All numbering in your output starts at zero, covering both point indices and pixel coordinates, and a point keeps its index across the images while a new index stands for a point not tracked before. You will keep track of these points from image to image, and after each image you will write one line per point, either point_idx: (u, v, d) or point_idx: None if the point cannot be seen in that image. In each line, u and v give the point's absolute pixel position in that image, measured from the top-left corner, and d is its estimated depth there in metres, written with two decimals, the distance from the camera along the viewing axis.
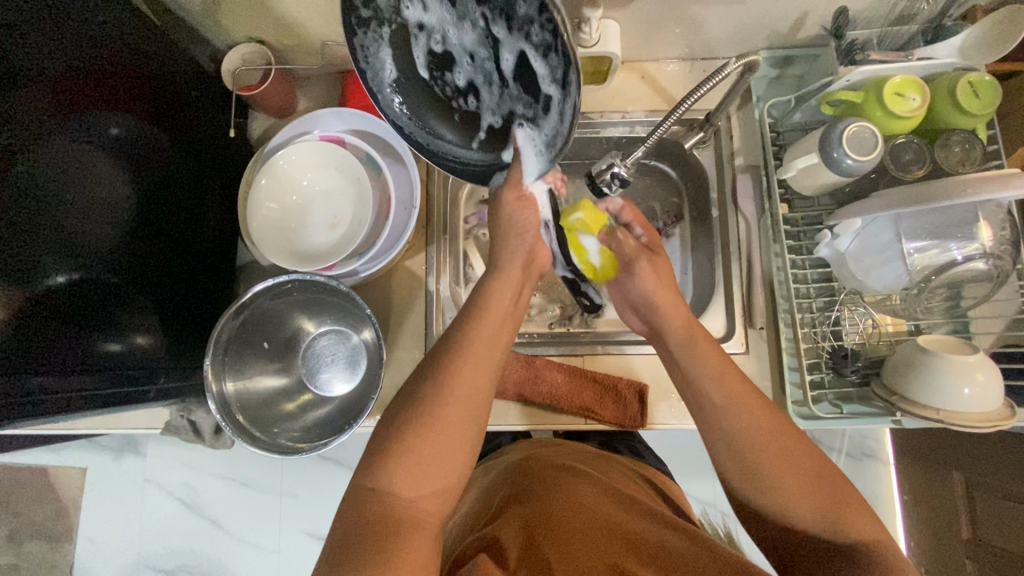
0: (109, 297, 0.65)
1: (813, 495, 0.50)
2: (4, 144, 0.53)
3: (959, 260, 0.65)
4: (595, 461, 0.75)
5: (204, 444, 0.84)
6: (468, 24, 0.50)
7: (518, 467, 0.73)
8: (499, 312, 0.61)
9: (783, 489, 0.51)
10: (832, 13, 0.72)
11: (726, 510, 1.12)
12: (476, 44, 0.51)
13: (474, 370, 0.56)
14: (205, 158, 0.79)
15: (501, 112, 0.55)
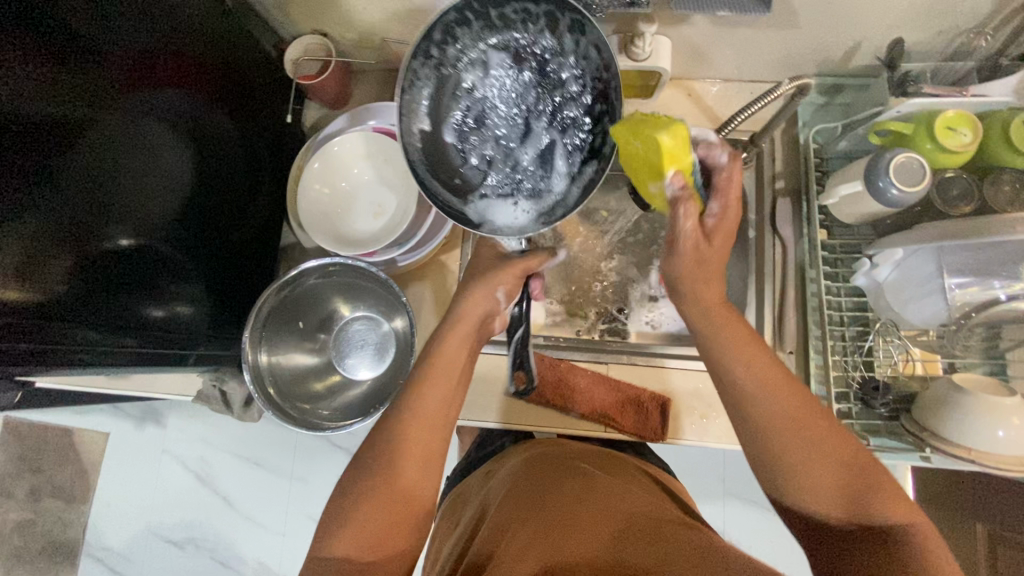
0: (161, 264, 0.69)
1: (842, 486, 0.48)
2: (82, 112, 0.57)
3: (1003, 299, 0.63)
4: (603, 461, 0.73)
5: (232, 416, 0.86)
6: (510, 104, 0.61)
7: (516, 473, 0.71)
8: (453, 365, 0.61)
9: (812, 483, 0.48)
10: (886, 43, 0.73)
11: (736, 538, 1.11)
12: (509, 125, 0.61)
13: (424, 425, 0.57)
14: (260, 141, 0.83)
15: (500, 186, 0.61)
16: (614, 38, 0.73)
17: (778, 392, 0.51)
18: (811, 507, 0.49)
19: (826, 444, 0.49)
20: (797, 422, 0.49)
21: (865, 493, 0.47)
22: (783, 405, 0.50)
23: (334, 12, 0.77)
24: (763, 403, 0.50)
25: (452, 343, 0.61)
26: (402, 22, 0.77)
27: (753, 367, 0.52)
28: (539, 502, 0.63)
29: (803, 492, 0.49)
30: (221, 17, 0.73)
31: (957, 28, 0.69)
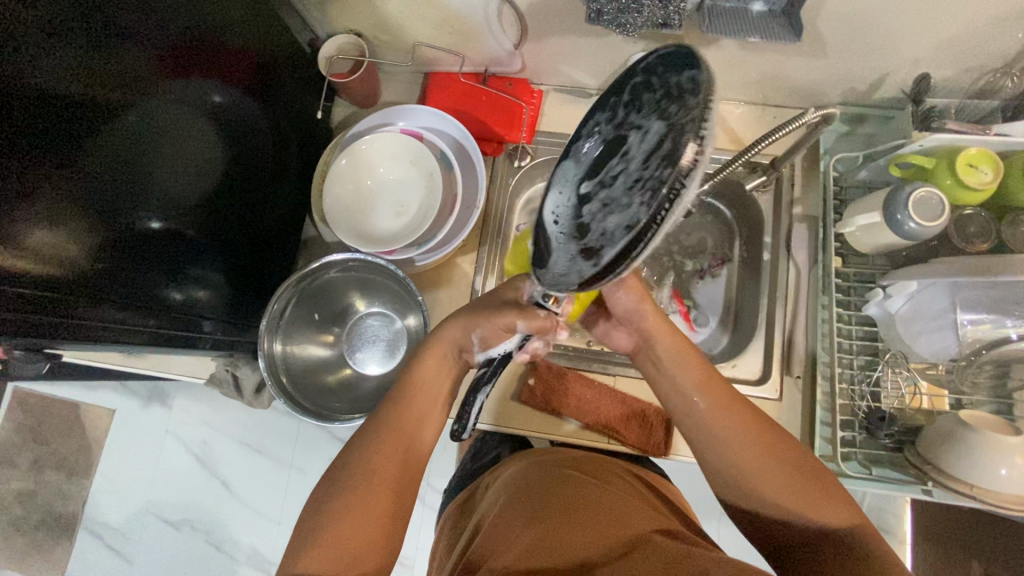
0: (184, 248, 0.70)
1: (795, 489, 0.52)
2: (126, 96, 0.59)
3: (1014, 338, 0.64)
4: (595, 466, 0.73)
5: (243, 401, 0.87)
6: (652, 143, 0.38)
7: (512, 482, 0.71)
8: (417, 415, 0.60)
9: (759, 486, 0.53)
10: (913, 77, 0.74)
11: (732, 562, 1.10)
12: (648, 150, 0.38)
13: (392, 455, 0.56)
14: (288, 133, 0.84)
15: (599, 238, 0.39)
16: None
17: (730, 408, 0.56)
18: (769, 505, 0.53)
19: (769, 442, 0.55)
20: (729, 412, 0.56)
21: (807, 488, 0.52)
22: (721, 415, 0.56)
23: (371, 14, 0.79)
24: (716, 423, 0.56)
25: (418, 395, 0.61)
26: (436, 28, 0.79)
27: (707, 390, 0.58)
28: (529, 513, 0.62)
29: (764, 494, 0.53)
30: (261, 12, 0.74)
31: (984, 67, 0.70)
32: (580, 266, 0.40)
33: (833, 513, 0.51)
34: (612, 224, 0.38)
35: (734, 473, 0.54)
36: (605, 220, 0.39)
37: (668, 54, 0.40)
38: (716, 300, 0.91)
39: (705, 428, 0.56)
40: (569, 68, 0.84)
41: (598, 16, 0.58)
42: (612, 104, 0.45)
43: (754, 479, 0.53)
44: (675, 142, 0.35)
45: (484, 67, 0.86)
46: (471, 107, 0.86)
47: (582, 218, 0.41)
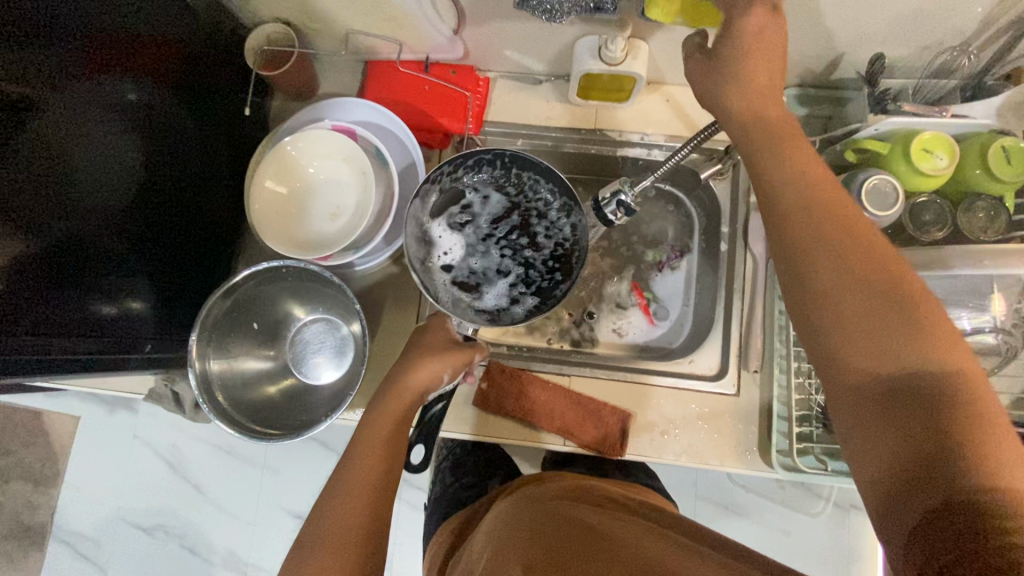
0: (108, 258, 0.65)
1: (910, 321, 0.39)
2: (20, 94, 0.55)
3: (968, 330, 0.60)
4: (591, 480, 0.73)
5: (184, 416, 0.82)
6: (496, 210, 0.76)
7: (517, 493, 0.72)
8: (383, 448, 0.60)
9: (850, 342, 0.40)
10: (868, 58, 0.70)
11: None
12: (491, 213, 0.75)
13: (383, 448, 0.59)
14: (221, 134, 0.79)
15: (483, 267, 0.75)
16: (589, 39, 0.71)
17: (858, 273, 0.41)
18: (872, 354, 0.40)
19: (914, 309, 0.40)
20: (886, 319, 0.39)
21: (957, 418, 0.36)
22: (868, 303, 0.40)
23: (297, 2, 0.73)
24: (853, 301, 0.41)
25: (382, 429, 0.61)
26: (368, 14, 0.73)
27: (826, 238, 0.43)
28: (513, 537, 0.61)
29: (854, 345, 0.40)
30: (174, 6, 0.69)
31: (941, 45, 0.67)
32: (462, 293, 0.73)
33: (976, 392, 0.37)
34: (476, 263, 0.75)
35: (865, 372, 0.40)
36: (468, 261, 0.75)
37: (520, 157, 0.70)
38: (676, 293, 0.88)
39: (840, 285, 0.41)
40: (515, 53, 0.79)
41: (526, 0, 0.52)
42: (447, 166, 0.69)
43: (913, 396, 0.37)
44: (543, 231, 0.74)
45: (425, 55, 0.81)
46: (410, 96, 0.80)
47: (452, 259, 0.75)
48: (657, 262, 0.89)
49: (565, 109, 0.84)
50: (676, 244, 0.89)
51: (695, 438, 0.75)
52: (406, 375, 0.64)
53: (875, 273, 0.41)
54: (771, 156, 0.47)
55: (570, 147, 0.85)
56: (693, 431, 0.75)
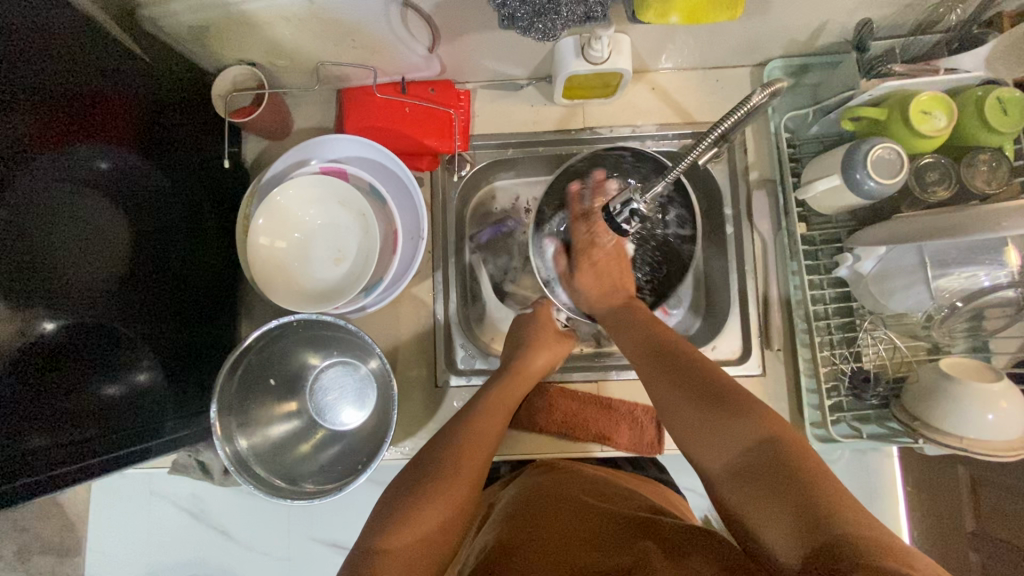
0: (107, 337, 0.62)
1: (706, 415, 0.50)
2: None
3: (986, 286, 0.63)
4: (601, 481, 0.69)
5: (214, 483, 0.80)
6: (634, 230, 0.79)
7: (516, 500, 0.66)
8: (495, 429, 0.62)
9: (685, 429, 0.52)
10: (853, 23, 0.70)
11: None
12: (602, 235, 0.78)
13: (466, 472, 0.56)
14: (200, 189, 0.75)
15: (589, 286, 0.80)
16: (570, 40, 0.68)
17: (669, 373, 0.56)
18: (703, 449, 0.49)
19: (716, 394, 0.51)
20: (670, 376, 0.55)
21: (722, 416, 0.49)
22: (659, 373, 0.57)
23: (260, 43, 0.69)
24: (657, 380, 0.56)
25: (495, 417, 0.63)
26: (337, 44, 0.70)
27: (649, 363, 0.59)
28: (528, 534, 0.57)
29: (686, 440, 0.52)
30: (142, 65, 0.65)
31: (925, 2, 0.66)
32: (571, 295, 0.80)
33: (742, 425, 0.47)
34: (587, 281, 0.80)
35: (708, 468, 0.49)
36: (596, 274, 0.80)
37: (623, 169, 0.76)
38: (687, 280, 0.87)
39: (652, 377, 0.57)
40: (493, 62, 0.76)
41: (513, 19, 0.51)
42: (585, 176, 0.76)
43: (698, 421, 0.51)
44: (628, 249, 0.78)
45: (401, 75, 0.77)
46: (392, 122, 0.77)
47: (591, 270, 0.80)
48: None
49: (551, 111, 0.82)
50: None
51: None
52: (481, 414, 0.63)
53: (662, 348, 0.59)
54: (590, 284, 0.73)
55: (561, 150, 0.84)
56: None
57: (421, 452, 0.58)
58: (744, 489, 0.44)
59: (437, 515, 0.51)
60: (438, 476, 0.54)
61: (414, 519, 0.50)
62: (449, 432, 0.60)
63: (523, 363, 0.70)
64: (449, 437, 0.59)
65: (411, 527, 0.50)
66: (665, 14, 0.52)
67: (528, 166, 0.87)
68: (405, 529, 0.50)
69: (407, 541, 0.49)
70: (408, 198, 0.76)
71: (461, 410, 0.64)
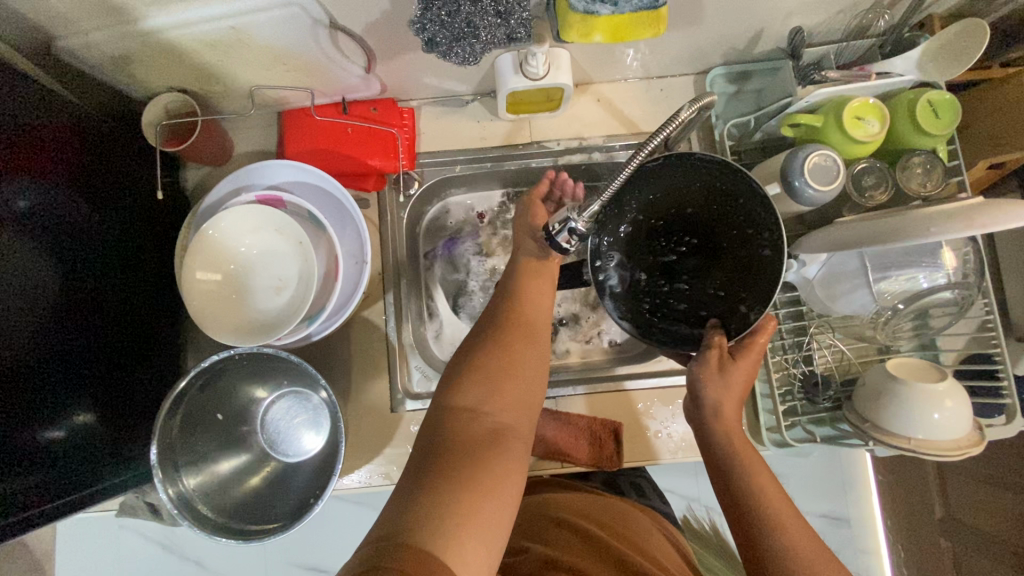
0: (35, 384, 0.59)
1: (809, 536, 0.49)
2: None
3: (925, 287, 0.64)
4: (612, 500, 0.75)
5: (164, 522, 0.78)
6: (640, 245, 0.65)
7: (532, 504, 0.73)
8: (539, 313, 0.65)
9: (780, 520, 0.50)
10: (788, 31, 0.70)
11: (692, 496, 1.03)
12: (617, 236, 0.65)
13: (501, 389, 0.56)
14: (135, 221, 0.72)
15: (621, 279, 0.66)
16: (507, 56, 0.67)
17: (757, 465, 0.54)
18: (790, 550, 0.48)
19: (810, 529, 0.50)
20: (778, 492, 0.52)
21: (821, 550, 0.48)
22: (769, 491, 0.52)
23: (187, 69, 0.67)
24: (767, 489, 0.52)
25: (538, 292, 0.67)
26: (269, 68, 0.68)
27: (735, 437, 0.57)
28: (532, 543, 0.66)
29: (773, 526, 0.50)
30: (57, 98, 0.63)
31: (855, 9, 0.67)
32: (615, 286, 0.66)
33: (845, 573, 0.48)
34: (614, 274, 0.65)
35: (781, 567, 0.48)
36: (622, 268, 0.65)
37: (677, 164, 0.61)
38: None
39: (753, 483, 0.53)
40: (434, 79, 0.75)
41: (433, 44, 0.51)
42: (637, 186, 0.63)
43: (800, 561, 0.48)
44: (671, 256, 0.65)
45: (341, 96, 0.76)
46: (337, 145, 0.76)
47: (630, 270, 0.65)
48: None
49: (497, 127, 0.82)
50: None
51: (687, 431, 0.76)
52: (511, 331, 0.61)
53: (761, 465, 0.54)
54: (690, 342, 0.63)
55: (509, 165, 0.83)
56: (685, 425, 0.76)
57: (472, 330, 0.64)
58: None
59: (511, 373, 0.58)
60: (495, 345, 0.60)
61: (490, 380, 0.56)
62: (499, 302, 0.66)
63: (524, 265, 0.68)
64: (497, 318, 0.64)
65: (489, 391, 0.56)
66: (592, 36, 0.52)
67: (478, 181, 0.86)
68: (477, 388, 0.56)
69: (453, 476, 0.48)
70: (350, 221, 0.74)
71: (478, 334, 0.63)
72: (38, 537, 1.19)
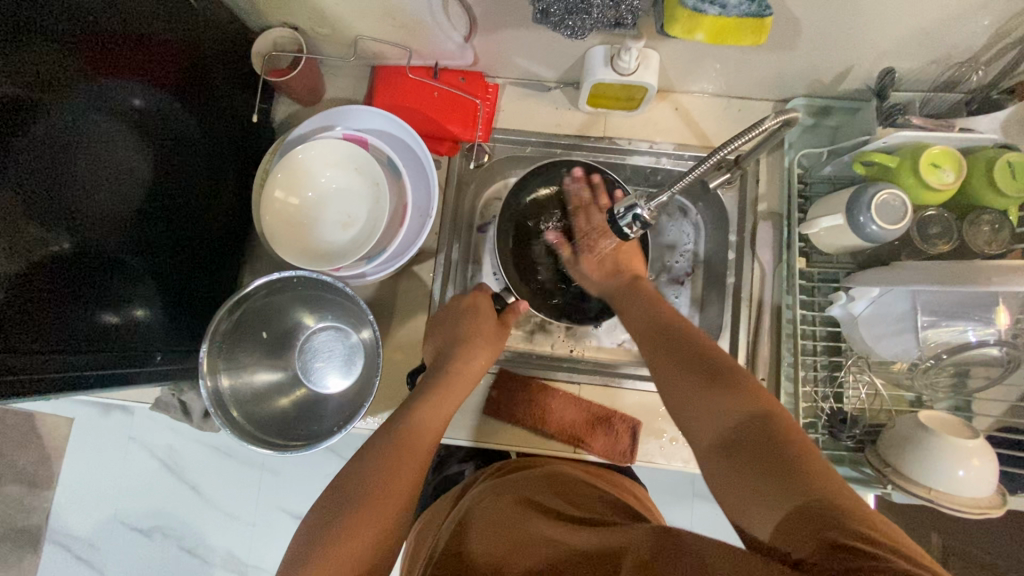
0: (114, 269, 0.63)
1: (686, 349, 0.56)
2: (32, 95, 0.52)
3: (974, 342, 0.64)
4: (581, 485, 0.67)
5: (192, 425, 0.82)
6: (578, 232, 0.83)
7: (495, 492, 0.65)
8: (453, 399, 0.66)
9: (666, 344, 0.58)
10: (878, 71, 0.71)
11: (684, 527, 1.04)
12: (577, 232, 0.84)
13: (406, 471, 0.57)
14: (225, 140, 0.77)
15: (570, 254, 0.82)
16: (601, 48, 0.70)
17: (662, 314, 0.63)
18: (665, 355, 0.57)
19: (694, 343, 0.57)
20: (681, 367, 0.55)
21: (726, 394, 0.50)
22: (684, 381, 0.54)
23: (306, 8, 0.72)
24: (678, 382, 0.54)
25: (436, 413, 0.63)
26: (378, 20, 0.72)
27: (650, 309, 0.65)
28: (504, 526, 0.57)
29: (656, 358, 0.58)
30: (189, 13, 0.68)
31: (949, 61, 0.68)
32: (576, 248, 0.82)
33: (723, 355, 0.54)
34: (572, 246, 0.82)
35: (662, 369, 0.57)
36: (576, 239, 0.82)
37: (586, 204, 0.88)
38: (683, 303, 0.89)
39: (671, 375, 0.55)
40: (525, 61, 0.79)
41: (546, 15, 0.55)
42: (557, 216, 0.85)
43: (713, 413, 0.50)
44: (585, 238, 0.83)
45: (435, 61, 0.80)
46: (420, 105, 0.80)
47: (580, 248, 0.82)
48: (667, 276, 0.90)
49: (574, 117, 0.85)
50: (684, 260, 0.90)
51: None
52: (412, 421, 0.61)
53: (679, 349, 0.57)
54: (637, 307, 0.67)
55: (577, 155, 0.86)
56: None
57: (340, 475, 0.57)
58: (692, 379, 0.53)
59: (365, 539, 0.52)
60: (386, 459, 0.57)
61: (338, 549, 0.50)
62: (378, 439, 0.59)
63: (460, 363, 0.68)
64: (402, 415, 0.63)
65: (338, 557, 0.50)
66: (690, 34, 0.55)
67: (543, 165, 0.89)
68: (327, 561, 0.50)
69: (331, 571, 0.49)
70: (422, 178, 0.79)
71: (393, 415, 0.63)
72: (55, 429, 1.24)
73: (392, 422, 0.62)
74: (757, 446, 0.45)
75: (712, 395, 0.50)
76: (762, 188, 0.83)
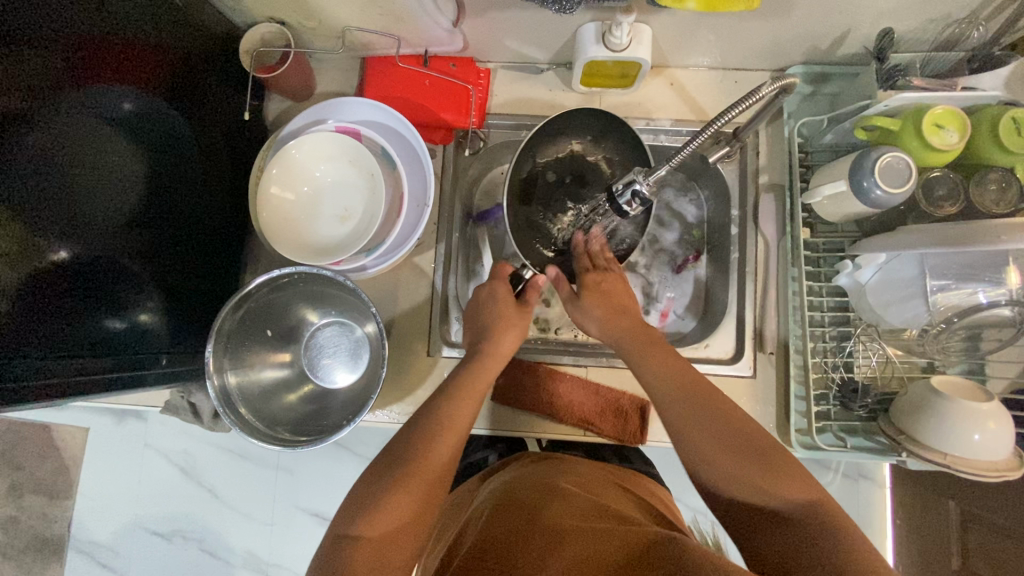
0: (116, 273, 0.63)
1: (704, 404, 0.55)
2: (23, 107, 0.52)
3: (984, 303, 0.63)
4: (608, 483, 0.67)
5: (203, 426, 0.83)
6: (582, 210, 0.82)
7: (519, 481, 0.66)
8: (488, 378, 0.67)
9: (680, 395, 0.56)
10: (876, 33, 0.70)
11: (699, 507, 1.04)
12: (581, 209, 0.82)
13: (447, 444, 0.58)
14: (218, 140, 0.77)
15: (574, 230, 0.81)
16: (592, 27, 0.69)
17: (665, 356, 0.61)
18: (686, 406, 0.55)
19: (714, 399, 0.56)
20: (707, 426, 0.53)
21: (778, 479, 0.49)
22: (717, 447, 0.52)
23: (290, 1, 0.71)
24: (715, 458, 0.51)
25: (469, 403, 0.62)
26: (363, 10, 0.71)
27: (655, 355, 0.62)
28: (536, 511, 0.58)
29: (670, 411, 0.56)
30: (176, 12, 0.68)
31: (949, 18, 0.66)
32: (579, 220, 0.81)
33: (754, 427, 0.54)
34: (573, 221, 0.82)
35: (680, 426, 0.55)
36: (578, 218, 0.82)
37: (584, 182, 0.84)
38: (688, 283, 0.88)
39: (712, 449, 0.52)
40: (515, 43, 0.78)
41: None
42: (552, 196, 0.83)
43: (759, 495, 0.49)
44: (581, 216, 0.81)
45: (424, 48, 0.79)
46: (410, 92, 0.79)
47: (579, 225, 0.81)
48: (671, 262, 0.89)
49: (568, 97, 0.84)
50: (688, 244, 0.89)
51: None
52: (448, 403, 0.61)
53: (701, 401, 0.55)
54: (642, 361, 0.62)
55: None
56: None
57: (387, 446, 0.58)
58: (719, 445, 0.52)
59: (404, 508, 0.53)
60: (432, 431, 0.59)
61: (386, 505, 0.52)
62: (423, 418, 0.60)
63: (492, 345, 0.69)
64: (446, 389, 0.64)
65: (387, 514, 0.51)
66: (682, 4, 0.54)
67: None
68: (370, 524, 0.51)
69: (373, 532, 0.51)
70: (418, 168, 0.79)
71: (427, 402, 0.63)
72: (69, 441, 1.25)
73: (430, 405, 0.62)
74: (800, 553, 0.44)
75: (749, 471, 0.50)
76: (762, 160, 0.82)
